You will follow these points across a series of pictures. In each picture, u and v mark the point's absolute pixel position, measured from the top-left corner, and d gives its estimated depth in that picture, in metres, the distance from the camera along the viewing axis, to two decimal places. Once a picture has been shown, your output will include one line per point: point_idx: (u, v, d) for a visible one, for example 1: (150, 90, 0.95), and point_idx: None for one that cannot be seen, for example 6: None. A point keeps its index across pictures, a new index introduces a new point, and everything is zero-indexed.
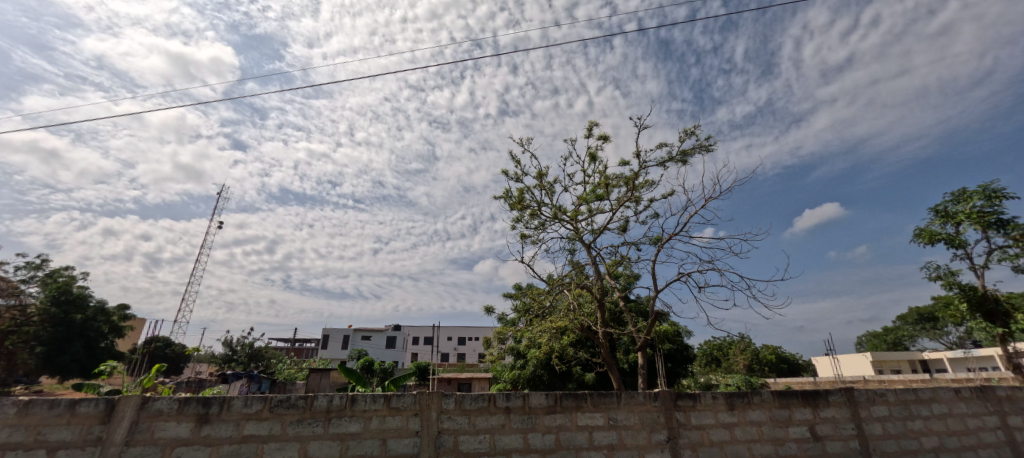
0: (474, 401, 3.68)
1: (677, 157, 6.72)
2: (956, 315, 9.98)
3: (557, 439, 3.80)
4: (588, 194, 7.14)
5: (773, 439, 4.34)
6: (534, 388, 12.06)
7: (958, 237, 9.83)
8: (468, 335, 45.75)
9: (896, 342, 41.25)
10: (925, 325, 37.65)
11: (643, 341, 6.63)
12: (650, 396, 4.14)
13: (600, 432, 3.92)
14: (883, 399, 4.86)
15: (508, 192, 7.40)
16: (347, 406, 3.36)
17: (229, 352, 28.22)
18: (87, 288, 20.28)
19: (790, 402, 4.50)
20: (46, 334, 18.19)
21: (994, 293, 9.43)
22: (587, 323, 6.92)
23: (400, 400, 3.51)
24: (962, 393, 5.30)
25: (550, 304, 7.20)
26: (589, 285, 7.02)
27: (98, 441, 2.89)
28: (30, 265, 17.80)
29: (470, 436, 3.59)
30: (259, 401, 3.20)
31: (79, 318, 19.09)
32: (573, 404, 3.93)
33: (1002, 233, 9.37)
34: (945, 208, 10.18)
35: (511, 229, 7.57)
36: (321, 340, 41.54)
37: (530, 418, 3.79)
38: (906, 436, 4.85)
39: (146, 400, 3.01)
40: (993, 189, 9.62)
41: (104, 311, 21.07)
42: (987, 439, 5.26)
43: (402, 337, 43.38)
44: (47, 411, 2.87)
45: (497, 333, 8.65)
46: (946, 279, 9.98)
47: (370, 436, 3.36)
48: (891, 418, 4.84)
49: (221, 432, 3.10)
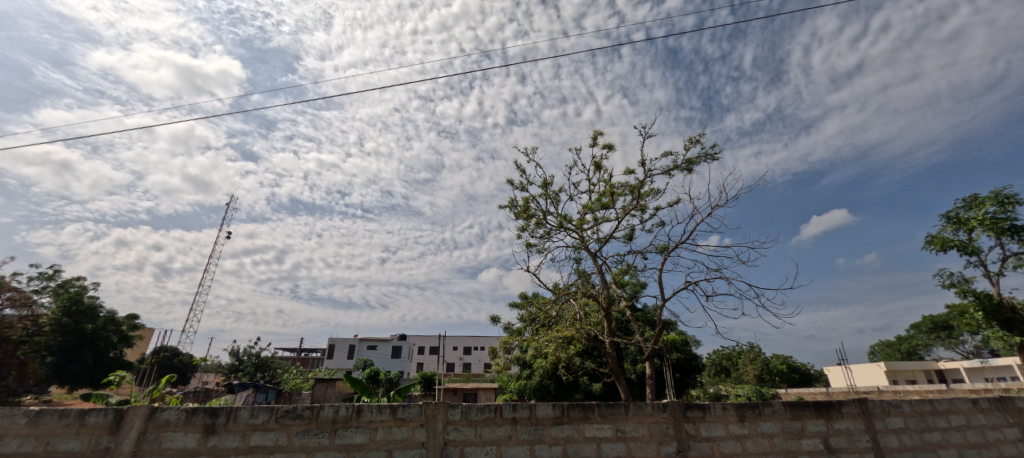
0: (479, 412, 3.64)
1: (683, 165, 6.68)
2: (971, 323, 9.73)
3: (564, 451, 3.74)
4: (593, 203, 7.10)
5: (786, 451, 4.25)
6: (540, 398, 11.99)
7: (971, 244, 9.68)
8: (475, 345, 45.66)
9: (910, 352, 40.63)
10: (940, 334, 36.93)
11: (651, 352, 6.30)
12: (659, 407, 4.07)
13: (609, 444, 3.86)
14: (898, 411, 4.74)
15: (514, 201, 7.38)
16: (353, 417, 3.35)
17: (235, 362, 28.42)
18: (97, 298, 20.58)
19: (802, 413, 4.40)
20: (56, 344, 18.46)
21: (1011, 300, 9.19)
22: (593, 332, 6.81)
23: (406, 411, 3.49)
24: (980, 405, 5.16)
25: (556, 313, 7.18)
26: (595, 294, 6.91)
27: (106, 451, 2.90)
28: (43, 275, 17.99)
29: (476, 448, 3.56)
30: (266, 412, 3.20)
31: (89, 328, 19.52)
32: (580, 416, 3.88)
33: (1016, 240, 9.20)
34: (957, 215, 10.05)
35: (517, 239, 7.48)
36: (327, 350, 41.66)
37: (537, 429, 3.74)
38: (922, 449, 4.72)
39: (154, 410, 3.02)
40: (1005, 195, 9.49)
41: (114, 321, 21.39)
42: (1008, 452, 5.11)
43: (407, 347, 43.65)
44: (57, 421, 2.89)
45: (503, 343, 8.60)
46: (960, 286, 9.79)
47: (376, 448, 3.33)
48: (907, 430, 4.71)
49: (226, 443, 3.10)
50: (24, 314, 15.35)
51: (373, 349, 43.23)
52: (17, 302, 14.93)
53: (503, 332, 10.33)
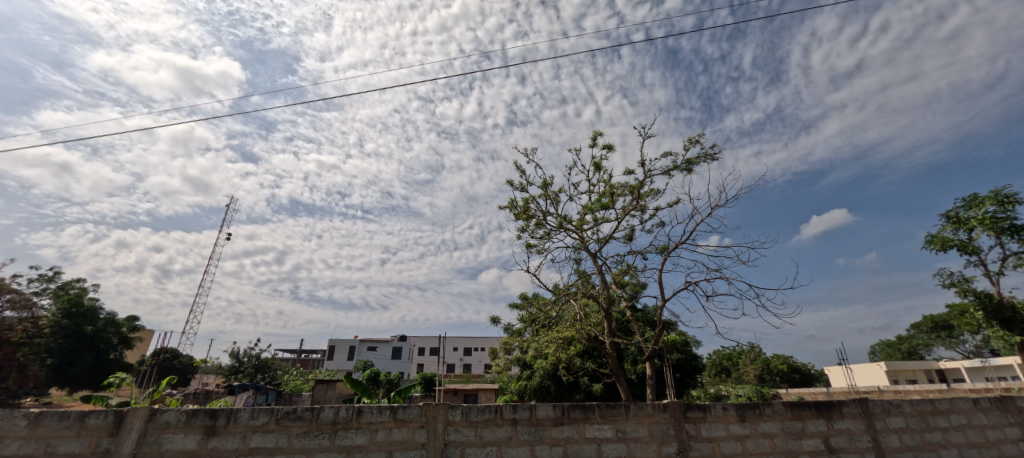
0: (479, 413, 3.64)
1: (682, 165, 6.68)
2: (972, 322, 9.73)
3: (565, 452, 3.74)
4: (593, 203, 7.10)
5: (786, 452, 4.25)
6: (540, 399, 11.99)
7: (970, 244, 9.69)
8: (475, 345, 45.65)
9: (910, 351, 40.62)
10: (940, 333, 36.93)
11: (651, 352, 6.28)
12: (659, 407, 4.07)
13: (609, 444, 3.86)
14: (898, 411, 4.74)
15: (514, 202, 7.38)
16: (353, 418, 3.35)
17: (235, 363, 28.40)
18: (97, 300, 20.57)
19: (803, 413, 4.40)
20: (56, 346, 18.44)
21: (1011, 300, 9.18)
22: (593, 333, 6.80)
23: (406, 412, 3.49)
24: (981, 404, 5.15)
25: (556, 314, 7.17)
26: (595, 294, 6.90)
27: (106, 453, 2.90)
28: (42, 277, 18.00)
29: (477, 448, 3.56)
30: (266, 413, 3.20)
31: (89, 329, 19.51)
32: (581, 416, 3.88)
33: (1016, 239, 9.20)
34: (957, 214, 10.05)
35: (517, 239, 7.48)
36: (327, 351, 41.62)
37: (538, 430, 3.74)
38: (923, 448, 4.72)
39: (154, 412, 3.01)
40: (1005, 194, 9.50)
41: (114, 322, 21.37)
42: (1009, 452, 5.10)
43: (407, 348, 43.60)
44: (57, 423, 2.88)
45: (503, 344, 8.59)
46: (960, 286, 9.79)
47: (376, 449, 3.33)
48: (907, 430, 4.71)
49: (227, 445, 3.10)
50: (24, 316, 15.34)
51: (373, 350, 43.17)
52: (16, 304, 14.91)
53: (503, 332, 10.33)
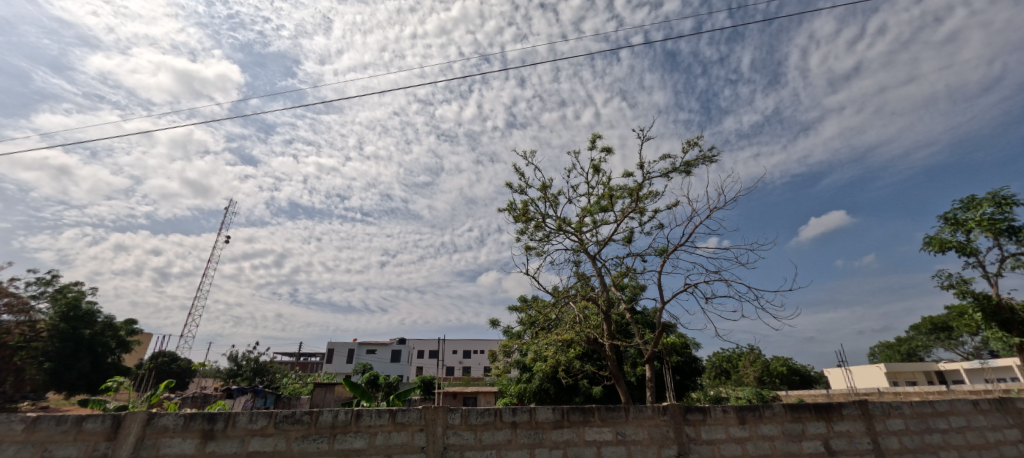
0: (479, 416, 3.63)
1: (681, 167, 6.69)
2: (971, 324, 9.74)
3: (565, 455, 3.73)
4: (592, 206, 7.10)
5: (786, 454, 4.25)
6: (540, 401, 11.97)
7: (969, 245, 9.70)
8: (475, 348, 45.57)
9: (910, 353, 40.63)
10: (939, 335, 36.95)
11: (651, 354, 6.26)
12: (659, 409, 4.07)
13: (609, 447, 3.85)
14: (898, 413, 4.73)
15: (513, 204, 7.38)
16: (352, 421, 3.33)
17: (234, 367, 28.32)
18: (95, 303, 20.51)
19: (802, 416, 4.39)
20: (54, 350, 18.35)
21: (1009, 301, 9.20)
22: (593, 335, 6.78)
23: (406, 415, 3.47)
24: (980, 406, 5.15)
25: (555, 316, 7.17)
26: (594, 296, 6.89)
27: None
28: (41, 280, 17.99)
29: (476, 451, 3.55)
30: (265, 417, 3.18)
31: (87, 333, 19.44)
32: (580, 419, 3.87)
33: (1015, 240, 9.22)
34: (955, 216, 10.07)
35: (516, 242, 7.47)
36: (326, 354, 41.49)
37: (537, 433, 3.72)
38: (923, 450, 4.71)
39: (152, 416, 3.00)
40: (1002, 196, 9.53)
41: (112, 326, 21.32)
42: (1009, 453, 5.10)
43: (406, 351, 43.45)
44: (54, 427, 2.86)
45: (502, 346, 8.58)
46: (959, 288, 9.80)
47: (375, 452, 3.32)
48: (907, 432, 4.70)
49: (226, 448, 3.08)
50: (23, 320, 15.29)
51: (373, 353, 43.00)
52: (14, 308, 14.87)
53: (502, 335, 10.31)
